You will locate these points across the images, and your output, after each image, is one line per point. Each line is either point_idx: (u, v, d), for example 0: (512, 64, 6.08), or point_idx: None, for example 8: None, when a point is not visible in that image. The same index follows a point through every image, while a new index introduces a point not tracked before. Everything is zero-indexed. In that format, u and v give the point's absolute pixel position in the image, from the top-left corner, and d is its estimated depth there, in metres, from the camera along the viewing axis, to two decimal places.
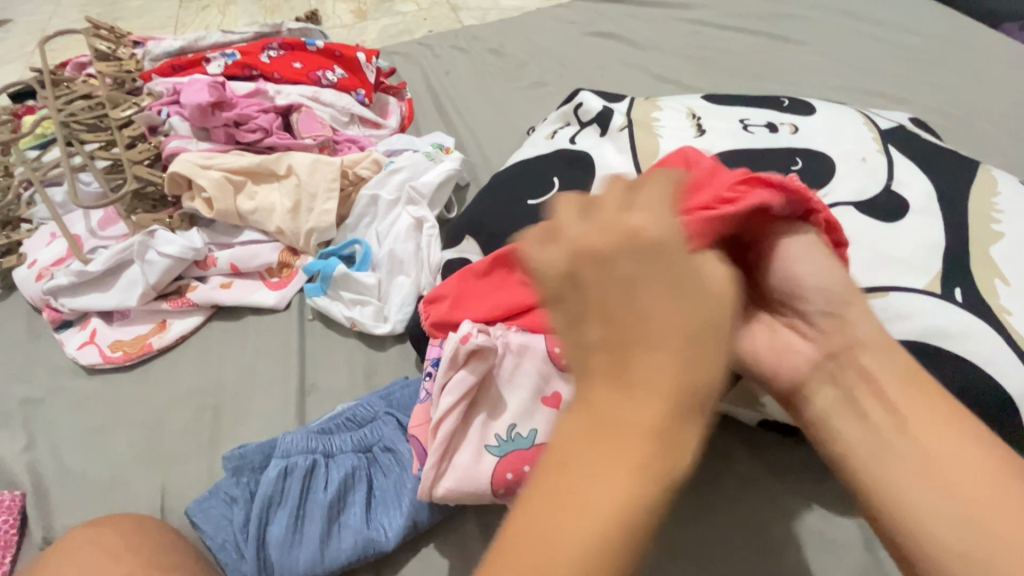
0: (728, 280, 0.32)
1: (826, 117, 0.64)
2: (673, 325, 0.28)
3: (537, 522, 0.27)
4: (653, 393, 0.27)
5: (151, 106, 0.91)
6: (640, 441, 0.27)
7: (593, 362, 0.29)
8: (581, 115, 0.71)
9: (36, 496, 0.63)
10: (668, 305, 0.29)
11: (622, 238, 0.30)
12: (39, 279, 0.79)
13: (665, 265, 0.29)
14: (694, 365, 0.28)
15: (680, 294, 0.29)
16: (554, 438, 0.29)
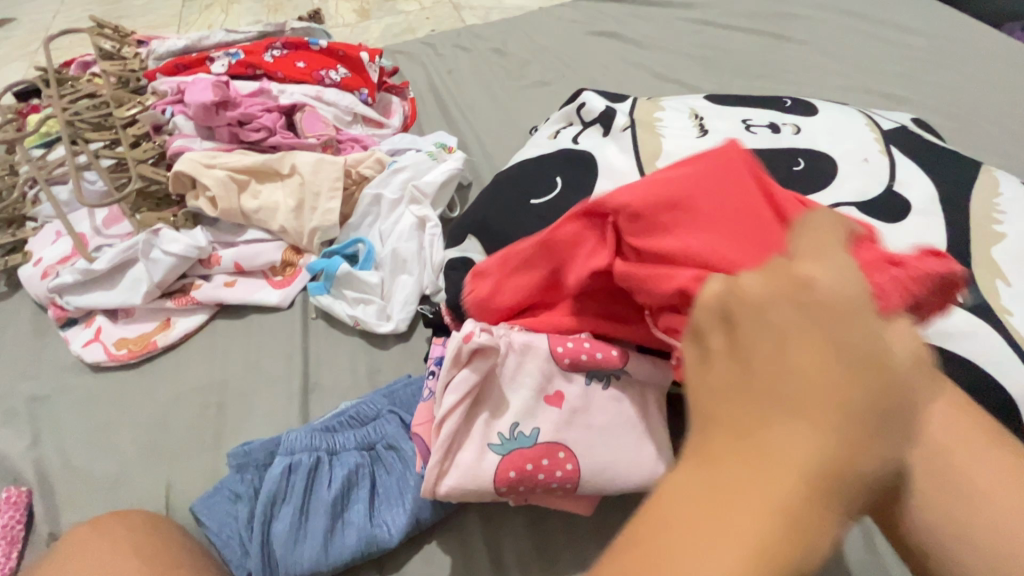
0: (910, 363, 0.28)
1: (829, 117, 0.64)
2: (826, 394, 0.26)
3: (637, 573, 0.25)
4: (786, 458, 0.26)
5: (156, 105, 0.91)
6: (764, 512, 0.25)
7: (725, 409, 0.28)
8: (584, 115, 0.72)
9: (42, 492, 0.63)
10: (825, 373, 0.27)
11: (785, 292, 0.29)
12: (45, 277, 0.80)
13: (835, 326, 0.27)
14: (841, 443, 0.26)
15: (841, 364, 0.27)
16: (665, 486, 0.27)
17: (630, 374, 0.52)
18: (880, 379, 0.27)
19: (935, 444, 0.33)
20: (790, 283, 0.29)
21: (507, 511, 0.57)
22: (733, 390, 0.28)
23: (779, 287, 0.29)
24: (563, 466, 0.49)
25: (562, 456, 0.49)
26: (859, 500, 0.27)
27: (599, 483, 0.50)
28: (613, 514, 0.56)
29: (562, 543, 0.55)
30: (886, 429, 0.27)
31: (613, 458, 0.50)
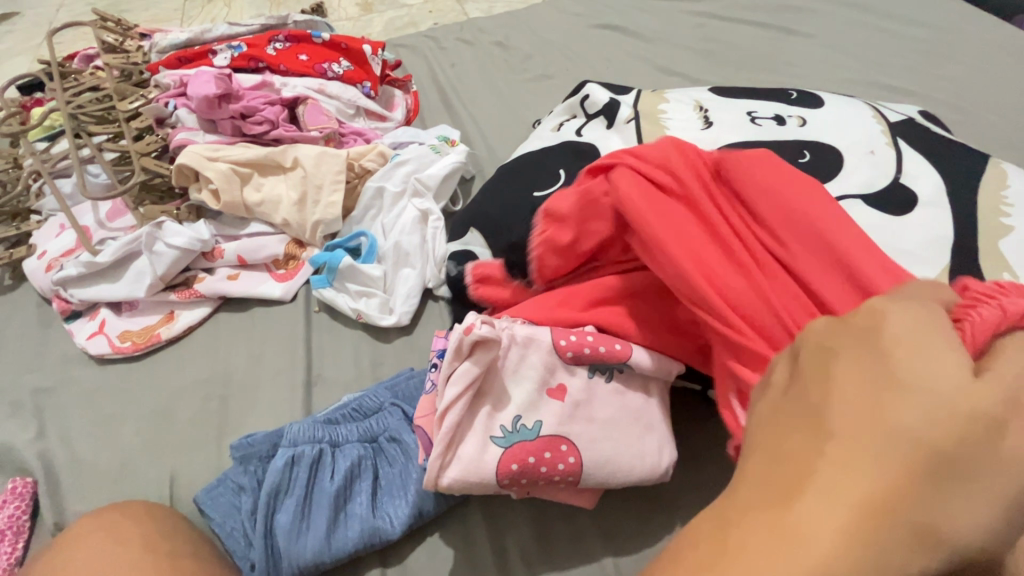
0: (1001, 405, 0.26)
1: (834, 109, 0.64)
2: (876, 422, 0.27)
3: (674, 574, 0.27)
4: (829, 485, 0.26)
5: (159, 98, 0.91)
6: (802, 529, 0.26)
7: (776, 435, 0.30)
8: (588, 107, 0.71)
9: (47, 483, 0.64)
10: (876, 402, 0.28)
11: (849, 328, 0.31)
12: (49, 270, 0.80)
13: (898, 361, 0.28)
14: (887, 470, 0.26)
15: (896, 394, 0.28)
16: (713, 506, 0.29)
17: (633, 367, 0.52)
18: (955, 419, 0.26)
19: None
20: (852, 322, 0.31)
21: (509, 504, 0.57)
22: (789, 427, 0.29)
23: (842, 330, 0.31)
24: (565, 459, 0.49)
25: (564, 449, 0.49)
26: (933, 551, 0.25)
27: (602, 476, 0.50)
28: (616, 507, 0.56)
29: (565, 536, 0.55)
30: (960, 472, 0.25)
31: (616, 451, 0.50)
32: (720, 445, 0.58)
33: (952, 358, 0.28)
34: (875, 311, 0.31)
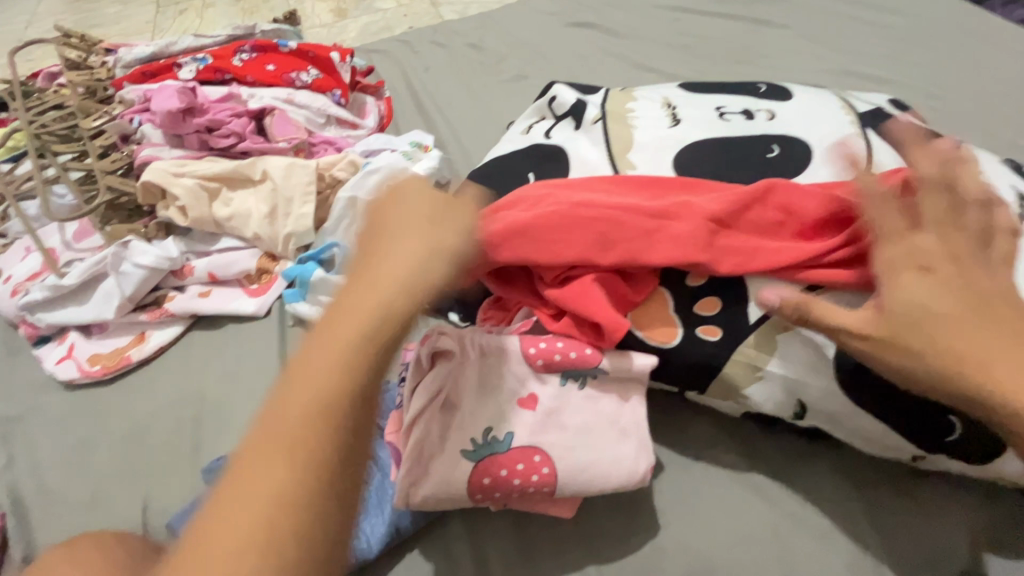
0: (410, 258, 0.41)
1: (803, 102, 0.63)
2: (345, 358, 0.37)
3: (210, 565, 0.31)
4: (290, 447, 0.34)
5: (123, 115, 0.89)
6: (276, 479, 0.33)
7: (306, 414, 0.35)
8: (556, 109, 0.69)
9: (16, 515, 0.62)
10: (348, 339, 0.37)
11: (386, 299, 0.39)
12: (15, 295, 0.78)
13: (358, 322, 0.38)
14: (338, 386, 0.36)
15: (359, 328, 0.38)
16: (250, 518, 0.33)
17: (607, 372, 0.52)
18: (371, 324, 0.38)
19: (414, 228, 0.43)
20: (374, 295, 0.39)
21: (489, 516, 0.56)
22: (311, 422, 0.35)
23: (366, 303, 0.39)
24: (539, 470, 0.48)
25: (538, 459, 0.49)
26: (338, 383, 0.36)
27: (579, 486, 0.49)
28: (599, 514, 0.55)
29: (546, 545, 0.54)
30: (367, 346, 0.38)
31: (589, 459, 0.49)
32: (700, 443, 0.58)
33: (381, 278, 0.40)
34: (390, 261, 0.41)
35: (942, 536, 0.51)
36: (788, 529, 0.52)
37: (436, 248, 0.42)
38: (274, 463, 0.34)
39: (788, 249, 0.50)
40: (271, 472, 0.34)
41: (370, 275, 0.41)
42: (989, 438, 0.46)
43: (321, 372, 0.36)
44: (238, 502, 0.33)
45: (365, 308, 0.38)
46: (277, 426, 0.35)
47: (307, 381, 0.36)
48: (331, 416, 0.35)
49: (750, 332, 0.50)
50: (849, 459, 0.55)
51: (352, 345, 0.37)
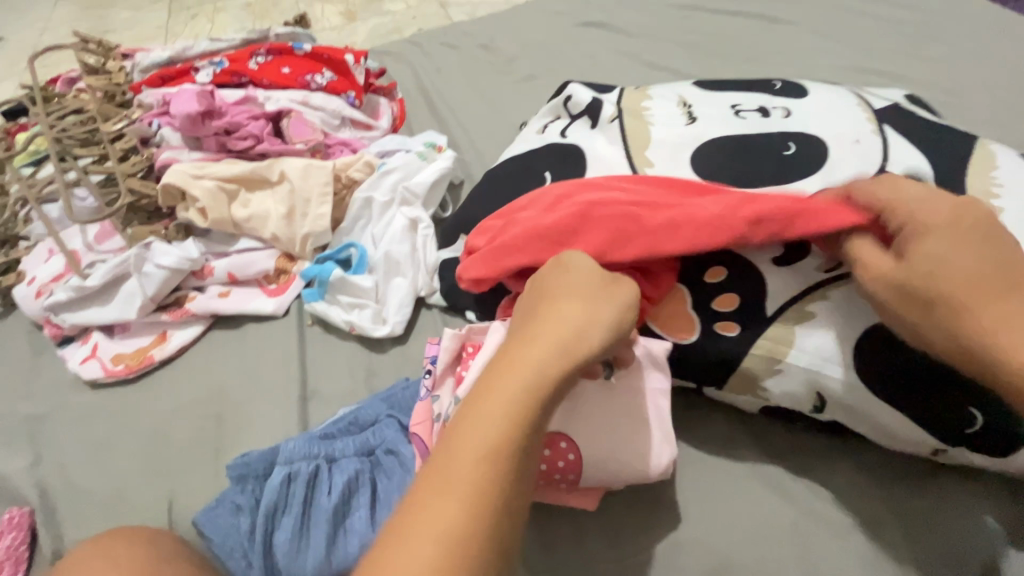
0: (579, 324, 0.42)
1: (819, 99, 0.63)
2: (518, 411, 0.37)
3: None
4: (462, 489, 0.34)
5: (142, 118, 0.91)
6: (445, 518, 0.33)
7: (479, 461, 0.35)
8: (571, 108, 0.70)
9: (45, 511, 0.64)
10: (519, 392, 0.38)
11: (555, 357, 0.40)
12: (39, 296, 0.79)
13: (533, 379, 0.38)
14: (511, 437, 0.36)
15: (530, 386, 0.38)
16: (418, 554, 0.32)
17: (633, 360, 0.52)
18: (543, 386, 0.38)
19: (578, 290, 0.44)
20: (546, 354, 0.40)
21: None
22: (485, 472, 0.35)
23: (539, 361, 0.39)
24: (564, 456, 0.50)
25: (563, 446, 0.50)
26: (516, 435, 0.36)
27: (602, 475, 0.51)
28: (619, 510, 0.55)
29: (567, 540, 0.54)
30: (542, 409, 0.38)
31: (613, 451, 0.50)
32: (719, 439, 0.58)
33: (550, 337, 0.41)
34: (564, 324, 0.41)
35: (964, 533, 0.51)
36: (808, 524, 0.53)
37: (602, 316, 0.42)
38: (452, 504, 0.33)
39: (808, 222, 0.47)
40: (441, 507, 0.33)
41: (538, 335, 0.41)
42: (1009, 432, 0.46)
43: (494, 417, 0.36)
44: (405, 534, 0.32)
45: (540, 371, 0.39)
46: (451, 461, 0.35)
47: (479, 422, 0.36)
48: (499, 464, 0.35)
49: (770, 324, 0.51)
50: (871, 455, 0.55)
51: (529, 402, 0.37)
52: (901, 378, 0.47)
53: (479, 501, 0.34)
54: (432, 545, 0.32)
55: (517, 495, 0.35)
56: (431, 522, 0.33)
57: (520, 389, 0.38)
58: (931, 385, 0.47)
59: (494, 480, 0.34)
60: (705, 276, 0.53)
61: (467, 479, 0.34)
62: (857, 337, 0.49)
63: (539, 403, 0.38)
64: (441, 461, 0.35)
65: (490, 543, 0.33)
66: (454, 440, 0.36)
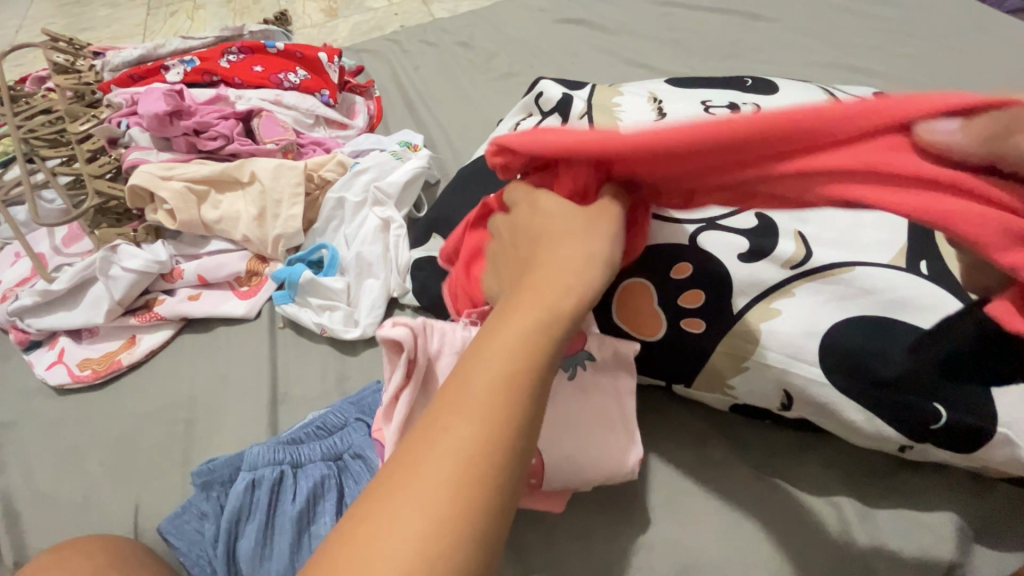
0: (591, 245, 0.38)
1: (788, 95, 0.62)
2: (530, 331, 0.34)
3: (385, 518, 0.27)
4: (477, 410, 0.30)
5: (111, 118, 0.89)
6: (458, 443, 0.29)
7: (490, 382, 0.31)
8: (543, 105, 0.69)
9: (8, 521, 0.62)
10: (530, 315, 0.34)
11: (568, 280, 0.36)
12: (4, 301, 0.78)
13: (544, 299, 0.35)
14: (530, 358, 0.33)
15: (543, 305, 0.35)
16: (428, 477, 0.28)
17: (593, 360, 0.52)
18: (555, 306, 0.35)
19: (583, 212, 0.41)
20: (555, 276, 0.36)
21: None
22: (505, 393, 0.31)
23: (551, 283, 0.36)
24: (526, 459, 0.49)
25: None
26: (534, 355, 0.33)
27: (565, 475, 0.50)
28: (588, 511, 0.55)
29: (538, 543, 0.54)
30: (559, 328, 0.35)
31: (576, 452, 0.49)
32: (691, 439, 0.58)
33: (564, 256, 0.38)
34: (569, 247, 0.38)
35: (931, 529, 0.51)
36: (778, 523, 0.52)
37: (605, 242, 0.39)
38: (467, 424, 0.30)
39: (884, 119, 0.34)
40: (451, 432, 0.30)
41: (544, 269, 0.37)
42: (975, 429, 0.45)
43: (506, 340, 0.33)
44: (415, 462, 0.29)
45: (549, 296, 0.35)
46: (463, 384, 0.32)
47: (491, 345, 0.33)
48: (514, 385, 0.32)
49: (734, 325, 0.51)
50: (839, 453, 0.55)
51: (536, 358, 0.33)
52: (863, 370, 0.47)
53: (496, 423, 0.30)
54: (427, 506, 0.27)
55: (531, 427, 0.32)
56: (427, 478, 0.28)
57: (532, 310, 0.34)
58: (895, 380, 0.46)
59: (507, 430, 0.30)
60: (671, 272, 0.53)
61: (481, 407, 0.31)
62: (821, 335, 0.48)
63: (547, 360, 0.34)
64: (449, 399, 0.31)
65: (493, 509, 0.29)
66: (455, 390, 0.32)
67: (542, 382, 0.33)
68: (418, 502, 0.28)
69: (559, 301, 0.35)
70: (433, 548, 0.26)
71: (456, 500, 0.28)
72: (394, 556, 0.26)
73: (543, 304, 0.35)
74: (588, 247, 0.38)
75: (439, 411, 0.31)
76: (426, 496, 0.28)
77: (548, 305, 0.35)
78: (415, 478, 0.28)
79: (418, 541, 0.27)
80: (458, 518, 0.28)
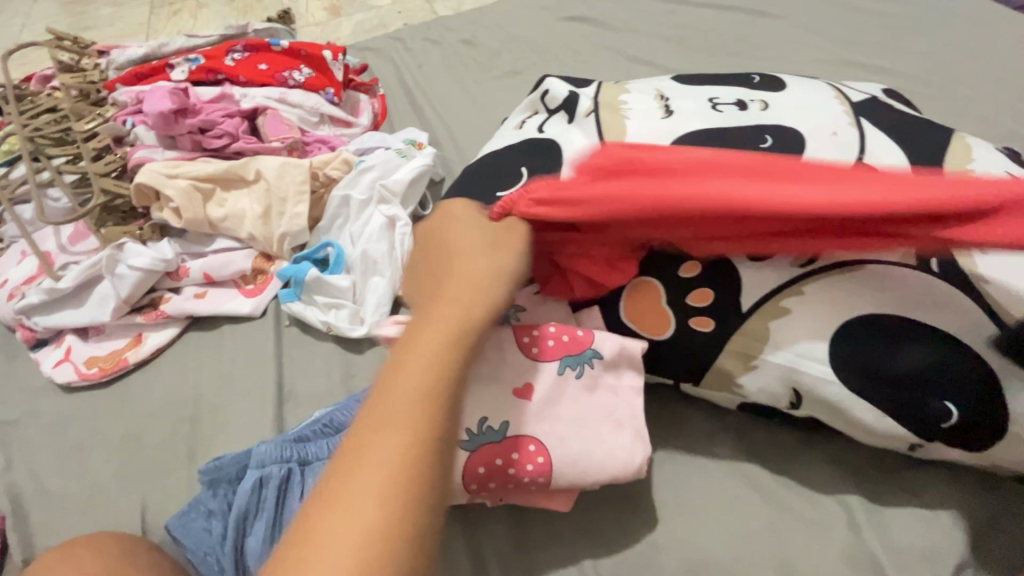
0: (491, 271, 0.46)
1: (797, 92, 0.62)
2: (439, 345, 0.40)
3: (331, 520, 0.33)
4: (400, 420, 0.36)
5: (117, 116, 0.89)
6: (387, 449, 0.35)
7: (405, 394, 0.37)
8: (549, 103, 0.69)
9: (16, 518, 0.63)
10: (440, 332, 0.41)
11: (473, 299, 0.44)
12: (11, 298, 0.78)
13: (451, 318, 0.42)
14: (442, 367, 0.39)
15: (451, 322, 0.42)
16: (359, 480, 0.34)
17: (603, 357, 0.52)
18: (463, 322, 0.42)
19: (483, 241, 0.49)
20: (461, 297, 0.44)
21: (487, 516, 0.56)
22: (422, 398, 0.37)
23: (454, 304, 0.43)
24: (534, 459, 0.49)
25: (532, 449, 0.49)
26: (446, 365, 0.39)
27: (573, 476, 0.49)
28: (595, 509, 0.55)
29: (545, 541, 0.54)
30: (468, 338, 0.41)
31: (585, 452, 0.49)
32: (697, 437, 0.57)
33: (467, 284, 0.45)
34: (473, 274, 0.46)
35: (940, 528, 0.51)
36: (785, 522, 0.52)
37: (505, 266, 0.47)
38: (390, 430, 0.36)
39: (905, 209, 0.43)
40: (381, 440, 0.36)
41: (450, 294, 0.44)
42: (985, 426, 0.46)
43: (418, 355, 0.39)
44: (349, 471, 0.35)
45: (457, 316, 0.42)
46: (384, 401, 0.37)
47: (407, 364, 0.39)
48: (427, 394, 0.38)
49: (741, 323, 0.50)
50: (846, 451, 0.55)
51: (452, 357, 0.40)
52: (871, 370, 0.47)
53: (416, 424, 0.36)
54: (368, 504, 0.33)
55: (450, 424, 0.38)
56: (367, 480, 0.34)
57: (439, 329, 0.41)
58: (902, 380, 0.46)
59: (428, 431, 0.36)
60: (681, 270, 0.52)
61: (406, 415, 0.37)
62: (829, 334, 0.48)
63: (464, 355, 0.40)
64: (375, 415, 0.37)
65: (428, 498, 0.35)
66: (384, 401, 0.37)
67: (454, 385, 0.39)
68: (359, 505, 0.33)
69: (469, 316, 0.42)
70: (375, 538, 0.32)
71: (388, 494, 0.34)
72: (342, 548, 0.32)
73: (451, 321, 0.42)
74: (494, 275, 0.46)
75: (371, 422, 0.37)
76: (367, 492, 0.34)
77: (454, 321, 0.42)
78: (360, 479, 0.34)
79: (361, 534, 0.32)
80: (406, 497, 0.34)
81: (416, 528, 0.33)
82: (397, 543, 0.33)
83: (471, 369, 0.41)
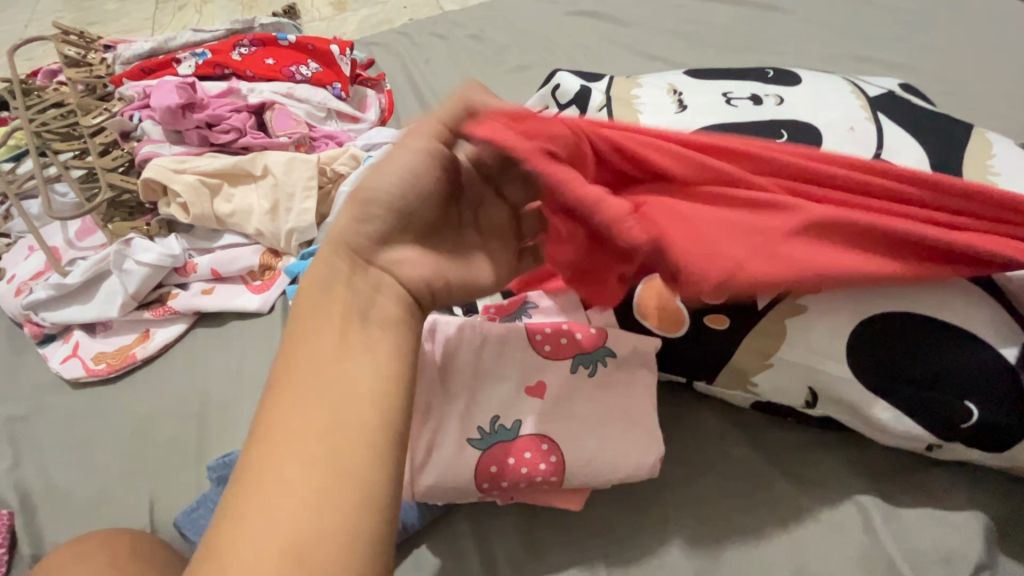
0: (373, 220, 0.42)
1: (812, 86, 0.61)
2: (328, 321, 0.40)
3: (259, 503, 0.34)
4: (301, 401, 0.37)
5: (123, 111, 0.89)
6: (299, 430, 0.36)
7: (300, 377, 0.38)
8: (560, 97, 0.68)
9: (25, 514, 0.63)
10: (326, 307, 0.40)
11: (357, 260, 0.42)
12: (18, 294, 0.78)
13: (333, 290, 0.41)
14: (334, 341, 0.39)
15: (336, 293, 0.41)
16: (273, 464, 0.35)
17: (616, 356, 0.52)
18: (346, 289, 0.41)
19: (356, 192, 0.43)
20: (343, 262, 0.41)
21: (498, 513, 0.55)
22: (319, 374, 0.38)
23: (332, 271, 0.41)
24: (546, 459, 0.48)
25: (545, 448, 0.48)
26: (335, 336, 0.39)
27: (586, 475, 0.49)
28: (606, 508, 0.54)
29: (556, 540, 0.53)
30: (353, 302, 0.41)
31: (599, 451, 0.49)
32: (710, 436, 0.57)
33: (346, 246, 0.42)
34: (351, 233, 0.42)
35: (959, 529, 0.50)
36: (799, 522, 0.52)
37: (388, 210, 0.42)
38: (291, 411, 0.36)
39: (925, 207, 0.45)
40: (290, 424, 0.36)
41: (329, 259, 0.42)
42: (1005, 428, 0.45)
43: (310, 336, 0.39)
44: (266, 457, 0.35)
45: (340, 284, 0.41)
46: (281, 390, 0.37)
47: (300, 349, 0.39)
48: (322, 370, 0.38)
49: (757, 323, 0.49)
50: (862, 451, 0.54)
51: (339, 327, 0.40)
52: (887, 370, 0.46)
53: (320, 400, 0.37)
54: (294, 481, 0.34)
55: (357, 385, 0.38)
56: (285, 462, 0.35)
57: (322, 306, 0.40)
58: (919, 380, 0.46)
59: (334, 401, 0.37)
60: None
61: (309, 394, 0.37)
62: (848, 333, 0.47)
63: (352, 326, 0.40)
64: (277, 405, 0.37)
65: (355, 455, 0.36)
66: (268, 424, 0.36)
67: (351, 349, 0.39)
68: (286, 482, 0.34)
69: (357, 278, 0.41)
70: (309, 503, 0.34)
71: (313, 465, 0.35)
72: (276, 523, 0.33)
73: (334, 293, 0.41)
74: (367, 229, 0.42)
75: (277, 411, 0.37)
76: (290, 472, 0.34)
77: (336, 292, 0.41)
78: (278, 463, 0.35)
79: (295, 504, 0.33)
80: (330, 463, 0.35)
81: (352, 485, 0.35)
82: (336, 502, 0.34)
83: (362, 326, 0.40)
